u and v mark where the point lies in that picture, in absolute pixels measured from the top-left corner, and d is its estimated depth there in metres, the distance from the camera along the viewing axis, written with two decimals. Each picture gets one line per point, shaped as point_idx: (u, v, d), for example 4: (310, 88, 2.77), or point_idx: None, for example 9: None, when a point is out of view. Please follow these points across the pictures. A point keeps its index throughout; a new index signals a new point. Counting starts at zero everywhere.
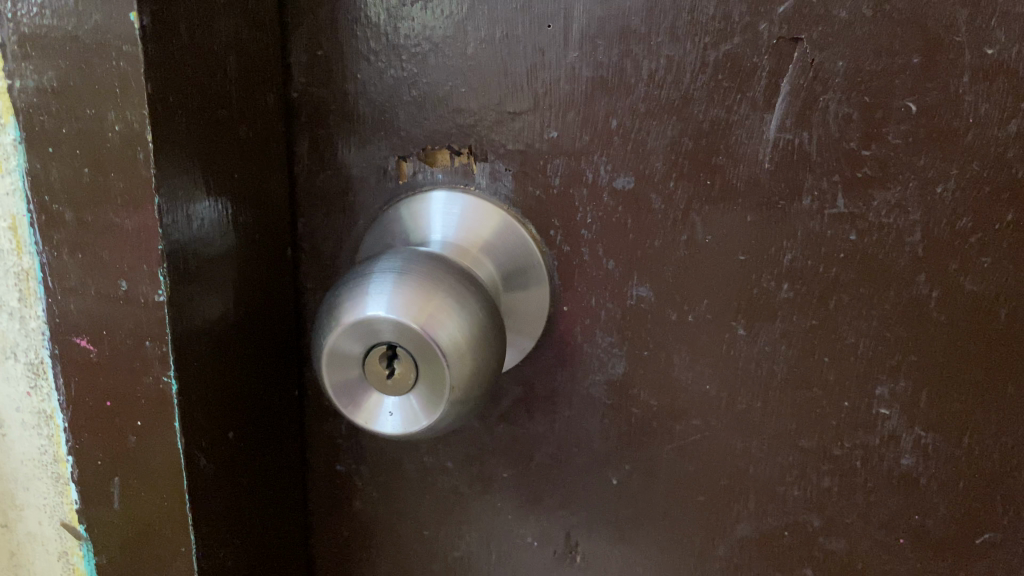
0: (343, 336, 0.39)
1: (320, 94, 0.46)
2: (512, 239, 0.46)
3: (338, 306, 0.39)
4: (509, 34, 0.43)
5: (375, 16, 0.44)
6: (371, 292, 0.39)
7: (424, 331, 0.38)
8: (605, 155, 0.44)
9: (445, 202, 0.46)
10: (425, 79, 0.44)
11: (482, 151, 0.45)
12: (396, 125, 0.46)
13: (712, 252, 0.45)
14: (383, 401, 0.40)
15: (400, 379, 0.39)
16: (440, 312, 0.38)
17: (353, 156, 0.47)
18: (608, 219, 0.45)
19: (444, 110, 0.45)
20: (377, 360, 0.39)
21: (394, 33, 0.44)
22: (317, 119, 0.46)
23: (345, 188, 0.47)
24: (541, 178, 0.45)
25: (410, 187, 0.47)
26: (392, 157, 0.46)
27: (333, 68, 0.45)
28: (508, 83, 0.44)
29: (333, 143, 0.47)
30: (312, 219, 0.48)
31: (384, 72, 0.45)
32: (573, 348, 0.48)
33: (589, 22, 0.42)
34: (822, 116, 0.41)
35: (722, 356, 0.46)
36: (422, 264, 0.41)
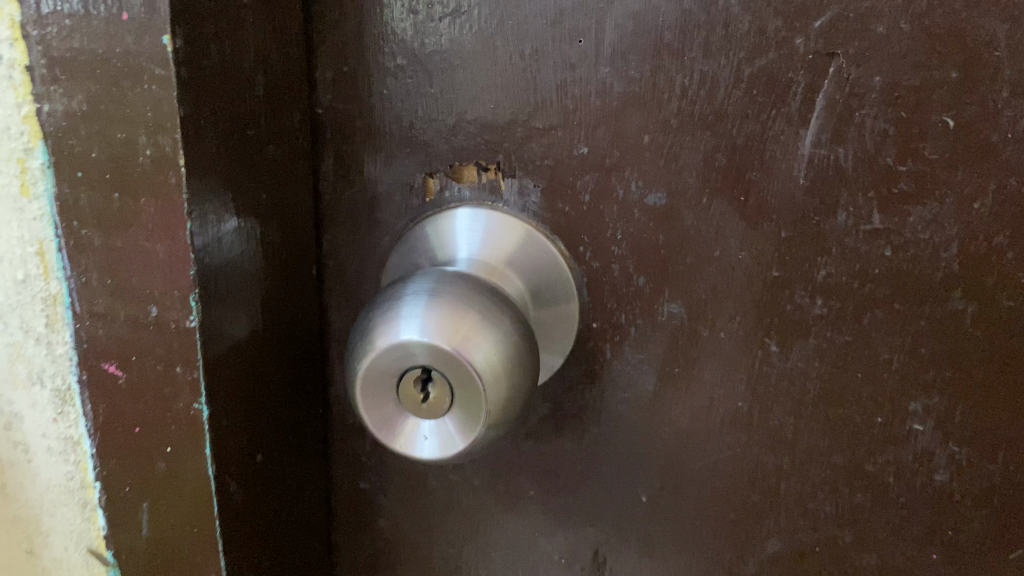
0: (377, 361, 0.38)
1: (346, 110, 0.45)
2: (539, 256, 0.45)
3: (370, 331, 0.39)
4: (539, 49, 0.42)
5: (403, 31, 0.43)
6: (403, 315, 0.38)
7: (459, 353, 0.37)
8: (636, 171, 0.43)
9: (469, 219, 0.45)
10: (453, 94, 0.44)
11: (511, 167, 0.45)
12: (423, 141, 0.45)
13: (744, 269, 0.44)
14: (418, 426, 0.40)
15: (435, 402, 0.39)
16: (473, 333, 0.38)
17: (379, 173, 0.46)
18: (639, 235, 0.45)
19: (472, 126, 0.44)
20: (412, 384, 0.39)
21: (422, 48, 0.43)
22: (342, 135, 0.45)
23: (370, 205, 0.47)
24: (570, 193, 0.45)
25: (438, 204, 0.46)
26: (419, 173, 0.46)
27: (359, 84, 0.44)
28: (537, 99, 0.43)
29: (359, 159, 0.46)
30: (337, 237, 0.48)
31: (411, 88, 0.44)
32: (603, 364, 0.47)
33: (622, 37, 0.41)
34: (858, 131, 0.41)
35: (755, 372, 0.46)
36: (451, 285, 0.40)
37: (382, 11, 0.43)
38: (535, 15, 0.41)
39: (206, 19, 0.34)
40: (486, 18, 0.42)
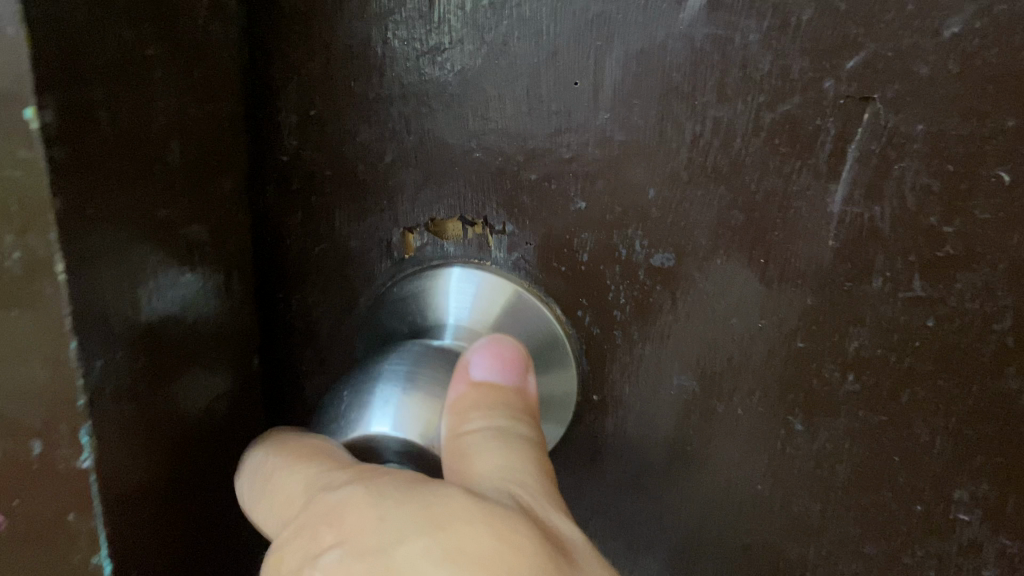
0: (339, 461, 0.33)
1: (314, 158, 0.40)
2: (532, 334, 0.41)
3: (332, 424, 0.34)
4: (532, 88, 0.37)
5: (376, 69, 0.37)
6: (372, 405, 0.34)
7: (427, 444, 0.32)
8: (641, 229, 0.38)
9: (456, 288, 0.41)
10: (434, 138, 0.38)
11: (502, 222, 0.39)
12: (403, 192, 0.40)
13: (765, 339, 0.39)
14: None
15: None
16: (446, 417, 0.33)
17: (352, 228, 0.41)
18: (645, 300, 0.39)
19: (454, 177, 0.39)
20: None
21: (399, 87, 0.38)
22: (311, 186, 0.40)
23: (343, 262, 0.42)
24: (567, 252, 0.39)
25: (419, 263, 0.41)
26: (395, 228, 0.41)
27: (330, 129, 0.39)
28: (528, 148, 0.38)
29: (330, 213, 0.41)
30: (309, 296, 0.43)
31: (386, 131, 0.39)
32: (605, 441, 0.42)
33: (625, 77, 0.36)
34: (897, 186, 0.36)
35: (777, 453, 0.40)
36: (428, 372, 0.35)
37: (352, 50, 0.37)
38: (527, 52, 0.36)
39: (93, 76, 0.25)
40: (470, 56, 0.37)
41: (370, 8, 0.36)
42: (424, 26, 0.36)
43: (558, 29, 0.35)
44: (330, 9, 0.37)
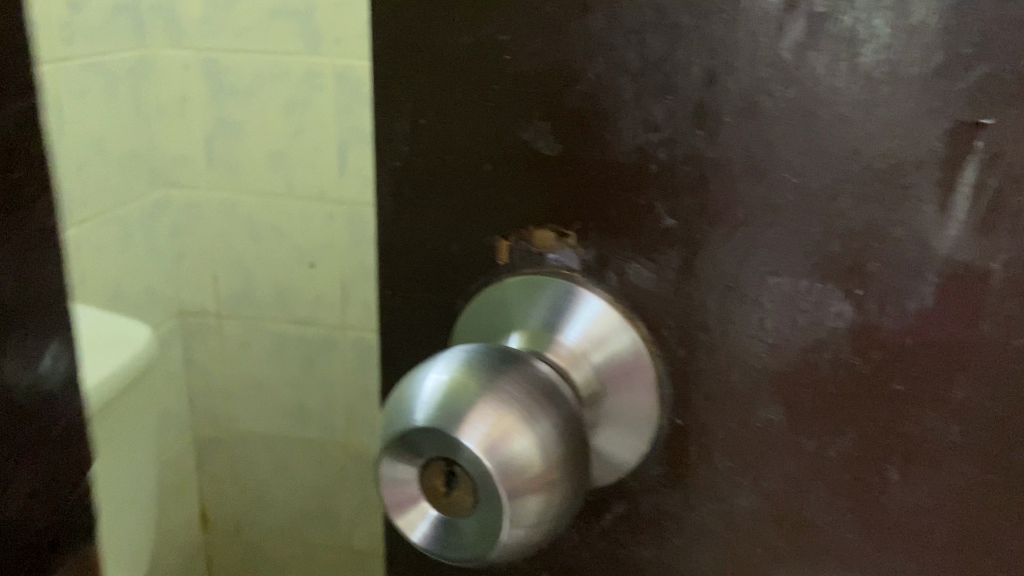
0: (404, 443, 0.35)
1: (424, 163, 0.40)
2: (626, 360, 0.38)
3: (405, 405, 0.35)
4: (626, 108, 0.35)
5: (479, 79, 0.37)
6: (445, 397, 0.34)
7: (486, 454, 0.32)
8: (728, 250, 0.36)
9: (560, 300, 0.39)
10: (530, 153, 0.37)
11: (594, 236, 0.38)
12: (503, 203, 0.39)
13: (860, 376, 0.35)
14: (433, 531, 0.36)
15: (455, 502, 0.35)
16: (509, 431, 0.33)
17: (453, 231, 0.41)
18: (732, 326, 0.36)
19: (547, 188, 0.38)
20: (438, 473, 0.35)
21: (498, 99, 0.37)
22: (419, 188, 0.40)
23: (446, 268, 0.42)
24: (661, 272, 0.37)
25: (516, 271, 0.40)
26: (493, 237, 0.40)
27: (437, 137, 0.39)
28: (614, 163, 0.36)
29: (442, 221, 0.41)
30: (416, 296, 0.43)
31: (486, 145, 0.38)
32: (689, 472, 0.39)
33: (722, 97, 0.34)
34: (1014, 223, 0.31)
35: (872, 503, 0.37)
36: (510, 374, 0.35)
37: (452, 56, 0.37)
38: (622, 64, 0.35)
39: None
40: (566, 69, 0.36)
41: (469, 16, 0.36)
42: (523, 39, 0.36)
43: (655, 43, 0.34)
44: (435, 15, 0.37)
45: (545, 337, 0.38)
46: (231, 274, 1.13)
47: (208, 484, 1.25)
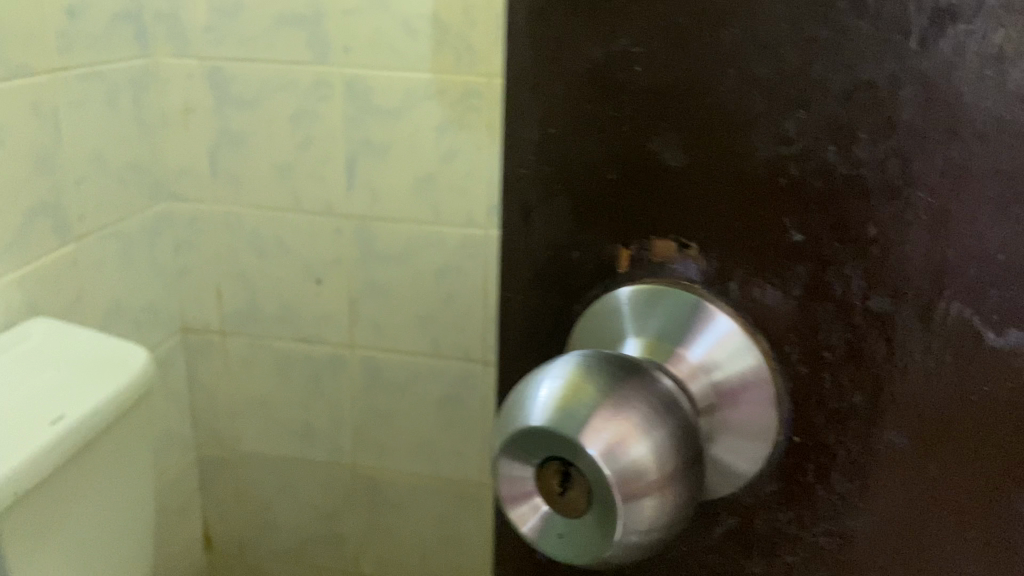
0: (510, 451, 0.28)
1: (548, 172, 0.35)
2: (745, 380, 0.32)
3: (514, 408, 0.28)
4: (761, 115, 0.30)
5: (594, 81, 0.32)
6: (565, 395, 0.27)
7: (604, 460, 0.26)
8: (857, 267, 0.30)
9: (682, 312, 0.33)
10: (646, 160, 0.32)
11: (718, 248, 0.32)
12: (614, 211, 0.34)
13: (991, 402, 0.29)
14: (542, 533, 0.29)
15: (573, 504, 0.28)
16: (636, 433, 0.27)
17: (574, 243, 0.35)
18: (857, 344, 0.31)
19: (673, 202, 0.32)
20: (552, 472, 0.28)
21: (610, 103, 0.32)
22: (545, 200, 0.35)
23: (555, 275, 0.36)
24: (787, 292, 0.31)
25: (626, 281, 0.34)
26: (609, 247, 0.35)
27: (567, 149, 0.34)
28: (744, 181, 0.31)
29: (551, 229, 0.36)
30: (522, 304, 0.38)
31: (600, 152, 0.33)
32: (811, 501, 0.34)
33: (861, 110, 0.28)
34: None
35: (1000, 541, 0.31)
36: (625, 379, 0.28)
37: (566, 58, 0.33)
38: (744, 75, 0.30)
39: None
40: (684, 81, 0.31)
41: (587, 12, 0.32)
42: (641, 37, 0.31)
43: (792, 50, 0.28)
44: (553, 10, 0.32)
45: (665, 348, 0.32)
46: (265, 301, 1.00)
47: (225, 510, 1.11)
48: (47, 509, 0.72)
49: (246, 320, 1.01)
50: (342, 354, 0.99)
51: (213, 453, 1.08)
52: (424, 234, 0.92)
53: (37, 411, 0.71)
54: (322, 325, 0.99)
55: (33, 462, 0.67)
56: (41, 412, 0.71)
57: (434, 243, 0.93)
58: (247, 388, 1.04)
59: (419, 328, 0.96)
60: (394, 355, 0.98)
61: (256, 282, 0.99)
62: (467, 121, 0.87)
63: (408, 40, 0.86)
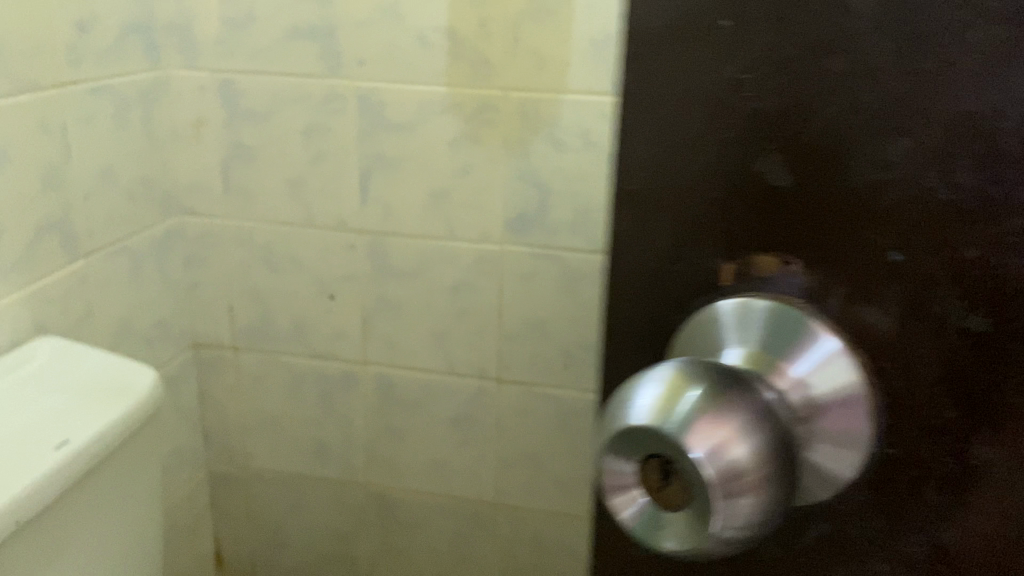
0: (608, 445, 0.25)
1: (660, 196, 0.30)
2: (846, 399, 0.27)
3: (617, 406, 0.25)
4: (853, 130, 0.26)
5: (686, 89, 0.28)
6: (666, 395, 0.24)
7: (704, 460, 0.23)
8: (959, 285, 0.25)
9: (791, 320, 0.28)
10: (747, 175, 0.28)
11: (823, 265, 0.28)
12: (712, 227, 0.30)
13: None
14: (641, 527, 0.26)
15: (672, 499, 0.25)
16: (742, 439, 0.24)
17: (671, 256, 0.31)
18: (959, 358, 0.26)
19: (777, 217, 0.28)
20: (651, 467, 0.25)
21: (704, 117, 0.28)
22: (647, 220, 0.31)
23: (657, 286, 0.32)
24: (890, 311, 0.27)
25: (729, 296, 0.29)
26: (710, 262, 0.30)
27: (670, 173, 0.30)
28: (845, 204, 0.27)
29: (651, 246, 0.31)
30: (628, 323, 0.33)
31: (698, 167, 0.29)
32: (904, 524, 0.29)
33: (990, 138, 0.24)
34: None
35: None
36: (727, 382, 0.25)
37: (663, 70, 0.29)
38: (861, 103, 0.25)
39: None
40: (784, 111, 0.27)
41: (693, 22, 0.28)
42: (741, 40, 0.27)
43: (895, 71, 0.25)
44: (648, 25, 0.29)
45: (767, 359, 0.27)
46: (278, 317, 0.99)
47: (237, 526, 1.11)
48: (56, 537, 0.69)
49: (259, 336, 1.01)
50: (353, 370, 1.00)
51: (223, 470, 1.08)
52: (439, 250, 0.93)
53: (39, 437, 0.68)
54: (335, 342, 0.99)
55: (38, 486, 0.64)
56: (46, 437, 0.68)
57: (448, 261, 0.93)
58: (259, 404, 1.04)
59: (433, 345, 0.97)
60: (405, 372, 0.98)
61: (269, 298, 0.99)
62: (480, 135, 0.88)
63: (420, 53, 0.86)
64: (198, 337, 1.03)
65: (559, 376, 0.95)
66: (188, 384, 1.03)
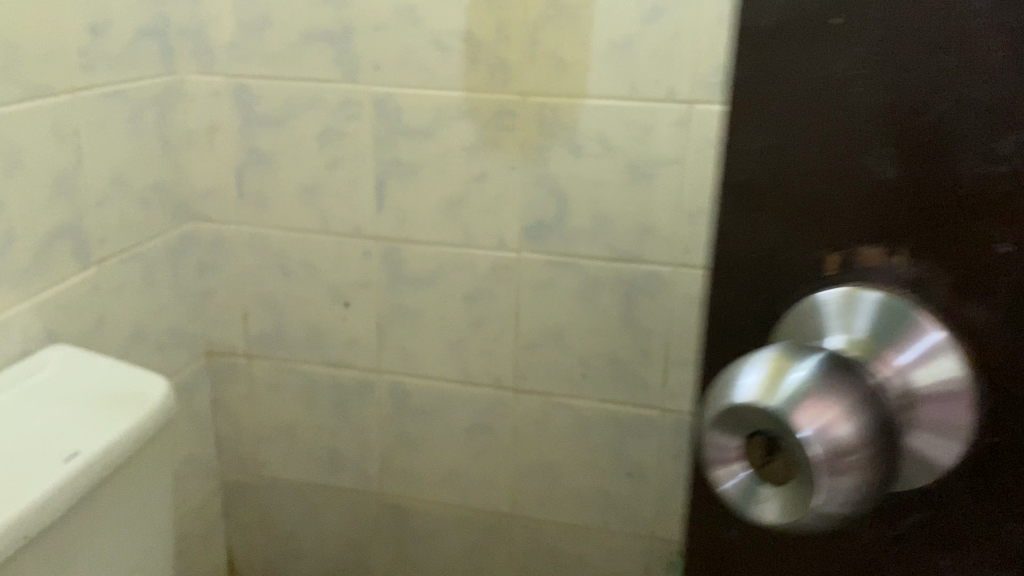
0: (713, 416, 0.23)
1: (754, 171, 0.26)
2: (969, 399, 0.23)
3: (717, 385, 0.23)
4: (991, 109, 0.21)
5: (786, 85, 0.25)
6: (772, 373, 0.22)
7: (812, 439, 0.21)
8: None
9: (901, 307, 0.24)
10: (862, 159, 0.24)
11: (946, 258, 0.23)
12: (813, 213, 0.25)
13: None
14: (743, 500, 0.23)
15: (780, 472, 0.22)
16: (848, 419, 0.21)
17: (768, 232, 0.27)
18: None
19: (893, 201, 0.24)
20: (755, 443, 0.22)
21: (808, 108, 0.24)
22: (747, 193, 0.26)
23: (757, 269, 0.27)
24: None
25: (835, 282, 0.25)
26: (815, 246, 0.26)
27: (776, 143, 0.25)
28: (974, 193, 0.22)
29: (755, 240, 0.27)
30: (723, 319, 0.29)
31: (807, 162, 0.25)
32: None
33: None
34: None
35: None
36: (837, 362, 0.22)
37: (769, 42, 0.25)
38: (994, 81, 0.21)
39: None
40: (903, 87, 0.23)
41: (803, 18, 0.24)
42: (855, 36, 0.23)
43: None
44: (759, 20, 0.25)
45: (881, 345, 0.23)
46: (292, 325, 0.98)
47: (251, 535, 1.10)
48: (67, 551, 0.68)
49: (273, 343, 1.00)
50: (369, 378, 0.98)
51: (236, 477, 1.07)
52: (456, 257, 0.91)
53: (52, 449, 0.67)
54: (350, 350, 0.98)
55: (49, 500, 0.63)
56: (57, 450, 0.67)
57: (465, 269, 0.91)
58: (274, 412, 1.03)
59: (450, 354, 0.95)
60: (421, 381, 0.97)
61: (284, 305, 0.98)
62: (499, 141, 0.86)
63: (438, 57, 0.84)
64: (212, 344, 1.02)
65: (577, 385, 0.93)
66: (202, 392, 1.02)
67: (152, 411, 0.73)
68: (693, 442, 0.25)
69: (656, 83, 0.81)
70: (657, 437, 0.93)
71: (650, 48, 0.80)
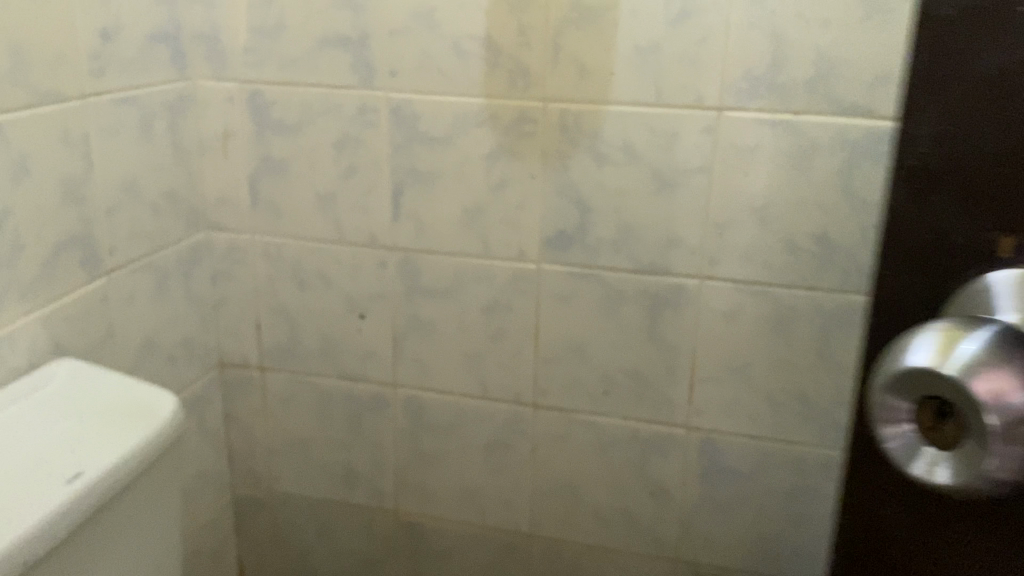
0: (892, 383, 0.44)
1: (935, 163, 0.46)
2: None
3: (900, 354, 0.44)
4: None
5: (965, 82, 0.45)
6: (944, 348, 0.42)
7: (989, 404, 0.40)
8: None
9: None
10: (1003, 147, 0.45)
11: None
12: (971, 196, 0.46)
13: None
14: (931, 473, 0.43)
15: (947, 434, 0.43)
16: (1017, 391, 0.40)
17: (939, 221, 0.47)
18: None
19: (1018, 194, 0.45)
20: (927, 412, 0.43)
21: (969, 116, 0.45)
22: (927, 186, 0.47)
23: (932, 241, 0.48)
24: None
25: (1004, 264, 0.46)
26: (985, 233, 0.46)
27: (953, 144, 0.46)
28: None
29: (933, 211, 0.47)
30: (898, 290, 0.50)
31: (969, 147, 0.45)
32: None
33: None
34: None
35: None
36: (999, 346, 0.41)
37: (947, 61, 0.45)
38: None
39: None
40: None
41: (955, 56, 0.45)
42: (1009, 45, 0.43)
43: None
44: (942, 13, 0.44)
45: None
46: (306, 337, 0.96)
47: (261, 554, 1.08)
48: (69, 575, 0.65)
49: (285, 356, 0.98)
50: (384, 393, 0.96)
51: (250, 493, 1.05)
52: (473, 270, 0.89)
53: (54, 469, 0.65)
54: (365, 363, 0.95)
55: (49, 523, 0.61)
56: (59, 470, 0.65)
57: (482, 282, 0.89)
58: (287, 426, 1.01)
59: (467, 369, 0.93)
60: (437, 396, 0.94)
61: (297, 317, 0.96)
62: (518, 151, 0.83)
63: (456, 64, 0.82)
64: (224, 356, 1.00)
65: (599, 402, 0.90)
66: (214, 405, 1.00)
67: (159, 426, 0.71)
68: (869, 407, 0.46)
69: (683, 89, 0.78)
70: (681, 457, 0.90)
71: (678, 52, 0.77)
